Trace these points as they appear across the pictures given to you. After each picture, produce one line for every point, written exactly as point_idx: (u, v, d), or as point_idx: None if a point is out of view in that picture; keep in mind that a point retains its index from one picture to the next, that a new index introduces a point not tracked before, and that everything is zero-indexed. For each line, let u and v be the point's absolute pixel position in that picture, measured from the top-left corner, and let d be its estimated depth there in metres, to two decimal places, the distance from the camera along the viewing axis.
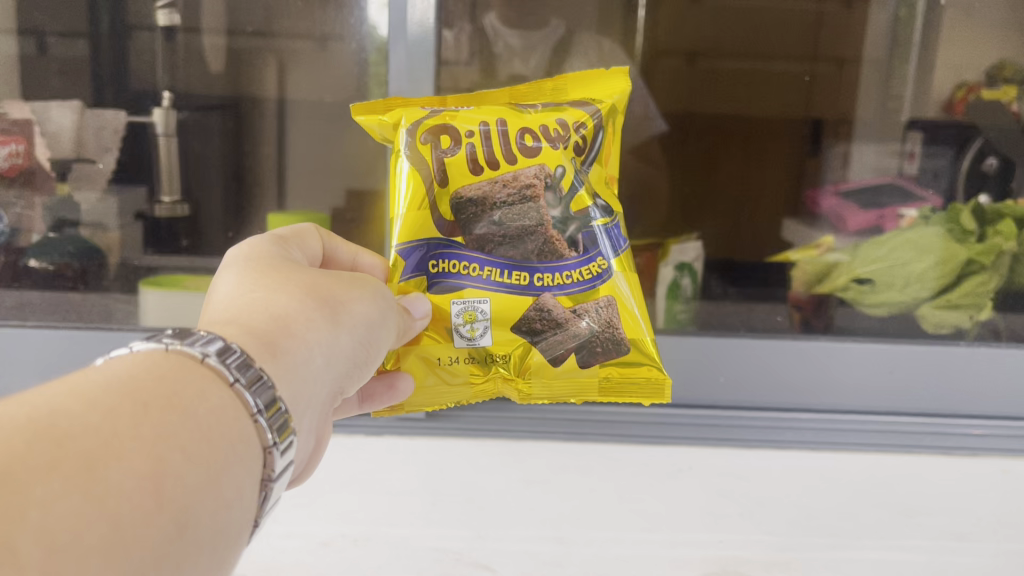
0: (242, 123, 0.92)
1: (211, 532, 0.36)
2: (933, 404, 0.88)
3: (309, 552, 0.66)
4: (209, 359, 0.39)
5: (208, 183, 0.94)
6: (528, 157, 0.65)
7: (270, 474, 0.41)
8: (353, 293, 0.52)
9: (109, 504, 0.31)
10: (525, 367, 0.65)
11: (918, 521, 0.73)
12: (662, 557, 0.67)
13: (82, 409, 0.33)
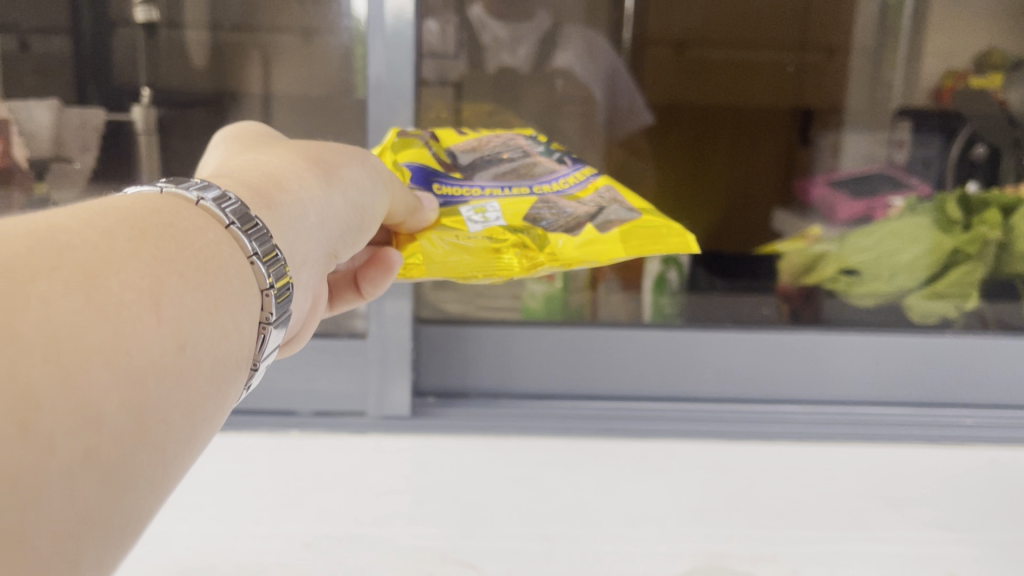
0: (224, 119, 0.92)
1: (217, 365, 0.30)
2: (910, 395, 0.90)
3: (291, 554, 0.66)
4: (204, 202, 0.34)
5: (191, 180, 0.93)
6: (501, 130, 0.72)
7: (269, 316, 0.35)
8: (342, 163, 0.49)
9: (112, 311, 0.26)
10: (544, 242, 0.57)
11: (905, 512, 0.72)
12: (648, 554, 0.66)
13: (77, 225, 0.28)
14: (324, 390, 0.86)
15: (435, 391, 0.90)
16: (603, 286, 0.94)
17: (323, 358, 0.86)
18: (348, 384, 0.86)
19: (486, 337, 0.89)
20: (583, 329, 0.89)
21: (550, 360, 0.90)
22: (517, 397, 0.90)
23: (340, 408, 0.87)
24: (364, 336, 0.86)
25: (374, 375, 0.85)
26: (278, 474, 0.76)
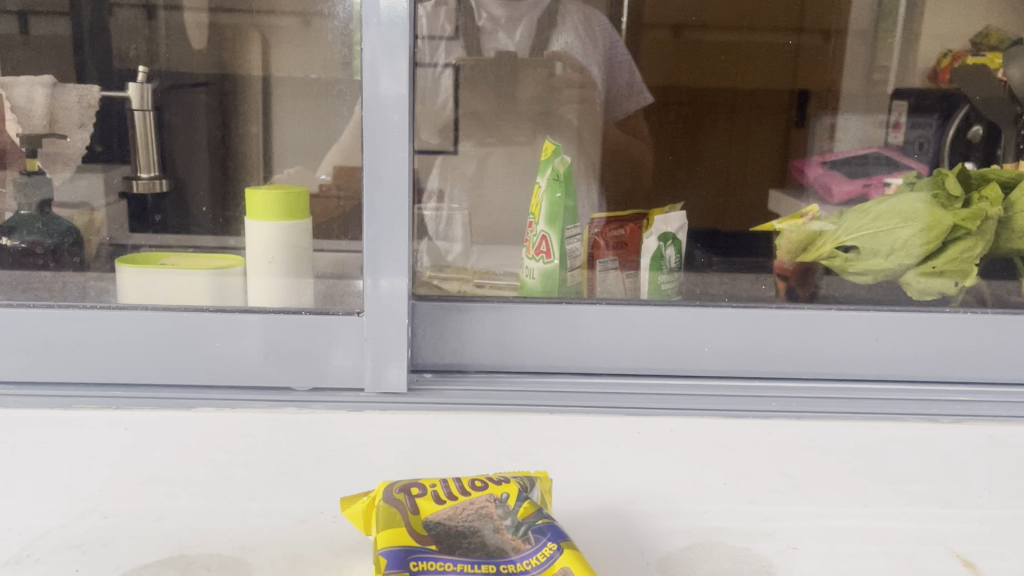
0: (228, 99, 0.92)
1: None
2: (906, 371, 0.91)
3: (285, 527, 0.63)
4: None
5: (191, 159, 0.93)
6: None
7: None
8: None
9: None
10: None
11: (904, 488, 0.72)
12: (647, 528, 0.65)
13: None
14: (321, 367, 0.86)
15: (433, 367, 0.90)
16: (601, 265, 0.93)
17: (318, 335, 0.85)
18: (345, 361, 0.86)
19: (484, 314, 0.88)
20: (580, 304, 0.88)
21: (548, 336, 0.89)
22: (515, 374, 0.90)
23: (337, 385, 0.87)
24: (358, 314, 0.85)
25: (370, 352, 0.85)
26: (273, 449, 0.76)
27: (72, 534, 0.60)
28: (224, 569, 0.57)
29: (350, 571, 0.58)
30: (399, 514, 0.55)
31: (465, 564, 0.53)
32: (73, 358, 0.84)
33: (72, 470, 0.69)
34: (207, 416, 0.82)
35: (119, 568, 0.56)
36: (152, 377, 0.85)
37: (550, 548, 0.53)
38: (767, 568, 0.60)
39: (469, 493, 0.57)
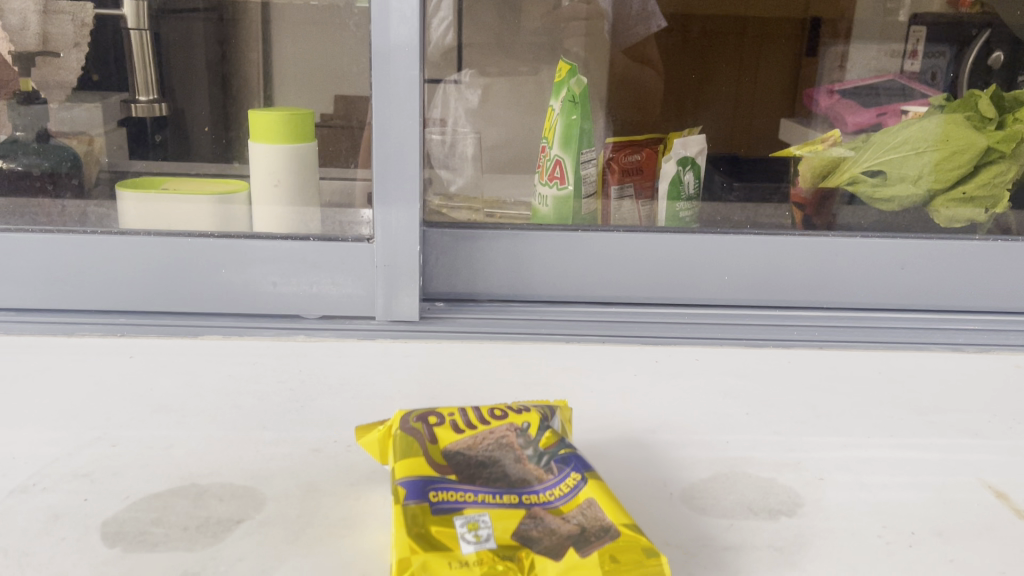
0: (228, 28, 0.82)
1: None
2: (930, 300, 0.88)
3: (297, 458, 0.61)
4: None
5: (191, 86, 0.85)
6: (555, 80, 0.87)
7: None
8: None
9: None
10: None
11: (931, 418, 0.70)
12: (670, 458, 0.63)
13: None
14: (329, 296, 0.84)
15: (445, 296, 0.88)
16: (614, 193, 0.90)
17: (326, 263, 0.82)
18: (354, 289, 0.84)
19: (498, 243, 0.85)
20: (597, 232, 0.85)
21: (562, 263, 0.86)
22: (530, 304, 0.88)
23: (346, 313, 0.84)
24: (369, 240, 0.82)
25: (381, 280, 0.82)
26: (283, 378, 0.74)
27: (78, 464, 0.58)
28: (237, 499, 0.55)
29: (365, 501, 0.55)
30: (418, 442, 0.53)
31: (485, 495, 0.50)
32: (78, 286, 0.82)
33: (78, 398, 0.67)
34: (215, 345, 0.80)
35: (129, 498, 0.54)
36: (157, 305, 0.83)
37: (574, 479, 0.52)
38: (795, 498, 0.58)
39: (489, 422, 0.55)
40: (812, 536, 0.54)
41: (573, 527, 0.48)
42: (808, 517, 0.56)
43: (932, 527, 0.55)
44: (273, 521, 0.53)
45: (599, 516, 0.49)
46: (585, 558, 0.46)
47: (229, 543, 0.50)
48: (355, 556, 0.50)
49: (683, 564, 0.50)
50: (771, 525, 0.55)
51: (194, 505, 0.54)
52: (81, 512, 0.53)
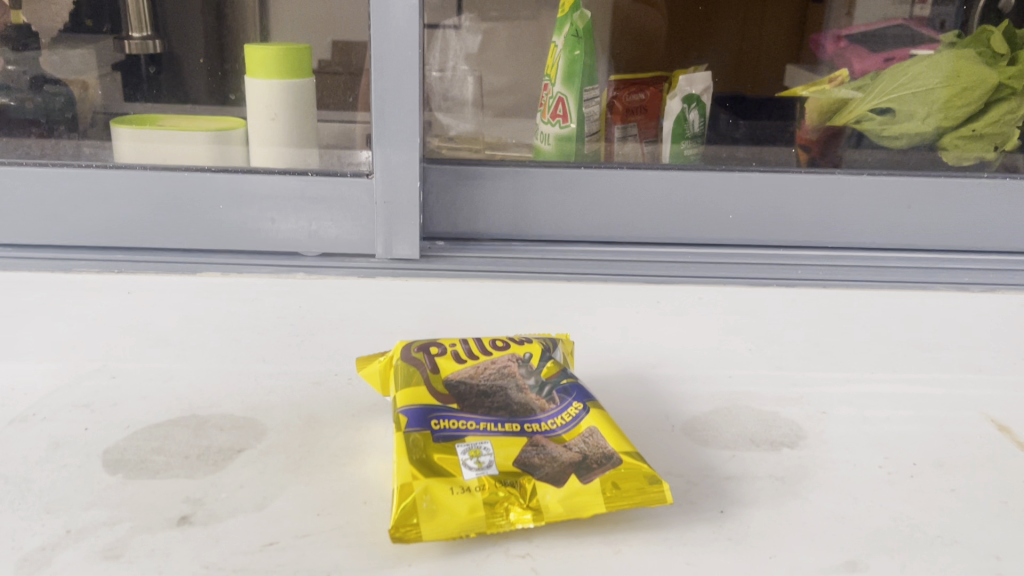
0: None
1: None
2: (936, 240, 0.87)
3: (298, 390, 0.60)
4: None
5: (188, 20, 0.83)
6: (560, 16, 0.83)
7: None
8: None
9: None
10: None
11: (935, 355, 0.70)
12: (671, 392, 0.63)
13: None
14: (328, 233, 0.82)
15: (446, 235, 0.86)
16: (618, 134, 0.89)
17: (325, 200, 0.81)
18: (353, 227, 0.82)
19: (499, 181, 0.84)
20: (599, 169, 0.84)
21: (564, 201, 0.85)
22: (531, 243, 0.87)
23: (346, 251, 0.84)
24: (368, 176, 0.81)
25: (380, 217, 0.81)
26: (283, 314, 0.73)
27: (78, 395, 0.58)
28: (237, 429, 0.55)
29: (366, 431, 0.55)
30: (419, 372, 0.53)
31: (486, 424, 0.50)
32: (75, 222, 0.81)
33: (77, 332, 0.67)
34: (214, 284, 0.79)
35: (129, 427, 0.54)
36: (155, 242, 0.82)
37: (576, 408, 0.51)
38: (796, 431, 0.58)
39: (490, 353, 0.55)
40: (814, 466, 0.53)
41: (574, 456, 0.48)
42: (810, 448, 0.56)
43: (934, 458, 0.55)
44: (274, 451, 0.52)
45: (601, 443, 0.49)
46: (587, 485, 0.46)
47: (230, 471, 0.50)
48: (356, 483, 0.50)
49: (684, 492, 0.50)
50: (773, 456, 0.54)
51: (194, 435, 0.54)
52: (81, 441, 0.52)
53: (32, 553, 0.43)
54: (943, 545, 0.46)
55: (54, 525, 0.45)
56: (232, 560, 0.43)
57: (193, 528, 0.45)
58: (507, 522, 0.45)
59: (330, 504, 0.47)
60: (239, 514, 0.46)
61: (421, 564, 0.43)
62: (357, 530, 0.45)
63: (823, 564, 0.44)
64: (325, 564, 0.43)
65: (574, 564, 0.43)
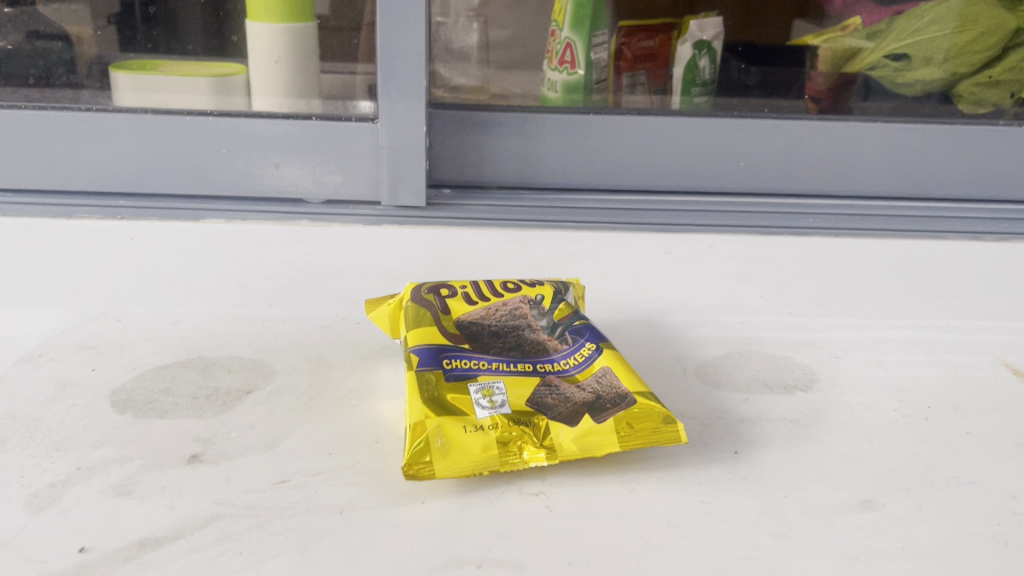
0: None
1: None
2: (950, 189, 0.86)
3: (306, 334, 0.60)
4: None
5: None
6: None
7: None
8: None
9: None
10: None
11: (949, 302, 0.69)
12: (683, 337, 0.62)
13: None
14: (333, 180, 0.81)
15: (452, 182, 0.85)
16: (626, 81, 0.86)
17: (331, 145, 0.80)
18: (358, 174, 0.81)
19: (507, 127, 0.82)
20: (609, 115, 0.82)
21: (573, 148, 0.84)
22: (539, 191, 0.86)
23: (352, 199, 0.82)
24: (372, 120, 0.79)
25: (386, 163, 0.80)
26: (289, 260, 0.72)
27: (84, 336, 0.57)
28: (246, 370, 0.54)
29: (376, 373, 0.55)
30: (430, 312, 0.52)
31: (499, 364, 0.49)
32: (76, 168, 0.79)
33: (81, 276, 0.66)
34: (218, 231, 0.78)
35: (136, 368, 0.54)
36: (157, 188, 0.81)
37: (589, 349, 0.51)
38: (810, 375, 0.57)
39: (502, 294, 0.55)
40: (828, 409, 0.53)
41: (587, 395, 0.47)
42: (823, 392, 0.55)
43: (949, 402, 0.54)
44: (283, 391, 0.52)
45: (615, 383, 0.48)
46: (601, 424, 0.45)
47: (239, 411, 0.50)
48: (367, 423, 0.49)
49: (698, 433, 0.50)
50: (787, 398, 0.54)
51: (202, 376, 0.53)
52: (89, 381, 0.52)
53: (43, 489, 0.42)
54: (959, 485, 0.46)
55: (64, 462, 0.44)
56: (245, 496, 0.42)
57: (204, 465, 0.45)
58: (521, 461, 0.44)
59: (341, 443, 0.47)
60: (250, 452, 0.46)
61: (434, 501, 0.43)
62: (370, 469, 0.45)
63: (839, 502, 0.44)
64: (337, 500, 0.42)
65: (588, 501, 0.43)
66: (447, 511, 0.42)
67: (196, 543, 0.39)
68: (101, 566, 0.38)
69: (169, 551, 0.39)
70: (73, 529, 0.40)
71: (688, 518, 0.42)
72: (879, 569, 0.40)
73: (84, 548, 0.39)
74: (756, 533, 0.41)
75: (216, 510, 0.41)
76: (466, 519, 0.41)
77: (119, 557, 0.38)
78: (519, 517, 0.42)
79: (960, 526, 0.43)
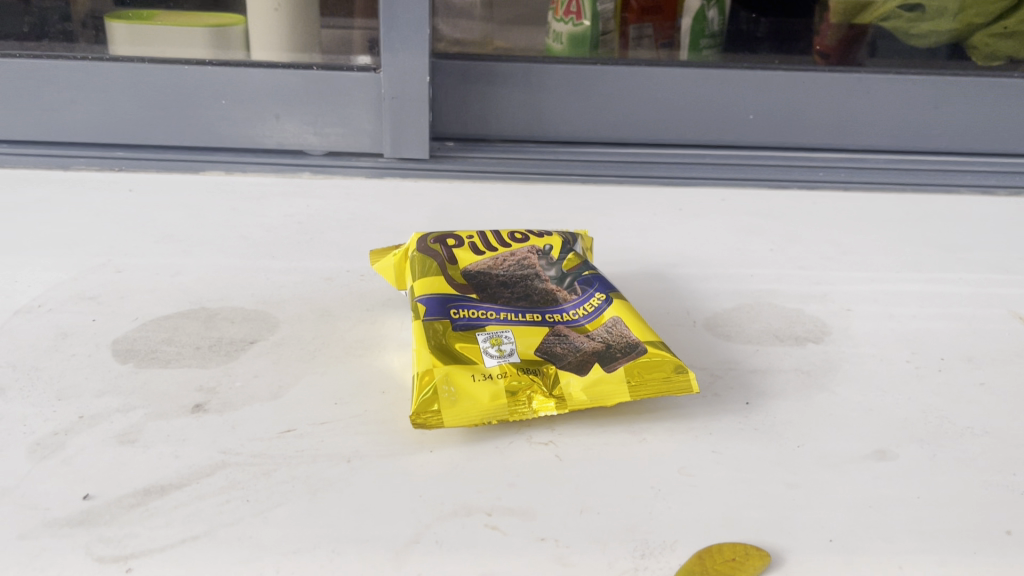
0: None
1: None
2: (962, 143, 0.84)
3: (310, 286, 0.59)
4: None
5: None
6: None
7: None
8: None
9: None
10: None
11: (962, 256, 0.68)
12: (692, 289, 0.61)
13: None
14: (335, 132, 0.80)
15: (456, 135, 0.84)
16: (632, 34, 0.84)
17: (332, 96, 0.78)
18: (360, 126, 0.80)
19: (512, 79, 0.81)
20: (616, 65, 0.80)
21: (578, 100, 0.82)
22: (544, 144, 0.84)
23: (354, 151, 0.81)
24: (374, 70, 0.77)
25: (388, 115, 0.78)
26: (291, 212, 0.71)
27: (85, 287, 0.56)
28: (249, 321, 0.53)
29: (381, 324, 0.54)
30: (436, 262, 0.51)
31: (507, 314, 0.48)
32: (73, 119, 0.78)
33: (80, 227, 0.65)
34: (219, 183, 0.77)
35: (138, 319, 0.53)
36: (155, 140, 0.79)
37: (598, 300, 0.50)
38: (821, 327, 0.56)
39: (509, 245, 0.54)
40: (840, 361, 0.52)
41: (597, 345, 0.47)
42: (835, 343, 0.54)
43: (963, 354, 0.54)
44: (288, 342, 0.51)
45: (625, 333, 0.47)
46: (611, 373, 0.45)
47: (244, 361, 0.49)
48: (373, 374, 0.48)
49: (708, 384, 0.49)
50: (799, 350, 0.53)
51: (205, 326, 0.52)
52: (90, 331, 0.51)
53: (45, 437, 0.42)
54: (974, 435, 0.45)
55: (67, 411, 0.44)
56: (250, 445, 0.42)
57: (208, 415, 0.44)
58: (530, 410, 0.44)
59: (347, 394, 0.46)
60: (255, 402, 0.45)
61: (442, 450, 0.42)
62: (377, 418, 0.44)
63: (853, 452, 0.43)
64: (345, 449, 0.42)
65: (598, 450, 0.42)
66: (456, 460, 0.41)
67: (202, 490, 0.39)
68: (106, 512, 0.37)
69: (174, 498, 0.38)
70: (78, 476, 0.39)
71: (700, 468, 0.42)
72: (894, 517, 0.39)
73: (88, 495, 0.38)
74: (769, 482, 0.41)
75: (221, 459, 0.41)
76: (475, 468, 0.41)
77: (124, 504, 0.37)
78: (529, 466, 0.41)
79: (976, 476, 0.42)
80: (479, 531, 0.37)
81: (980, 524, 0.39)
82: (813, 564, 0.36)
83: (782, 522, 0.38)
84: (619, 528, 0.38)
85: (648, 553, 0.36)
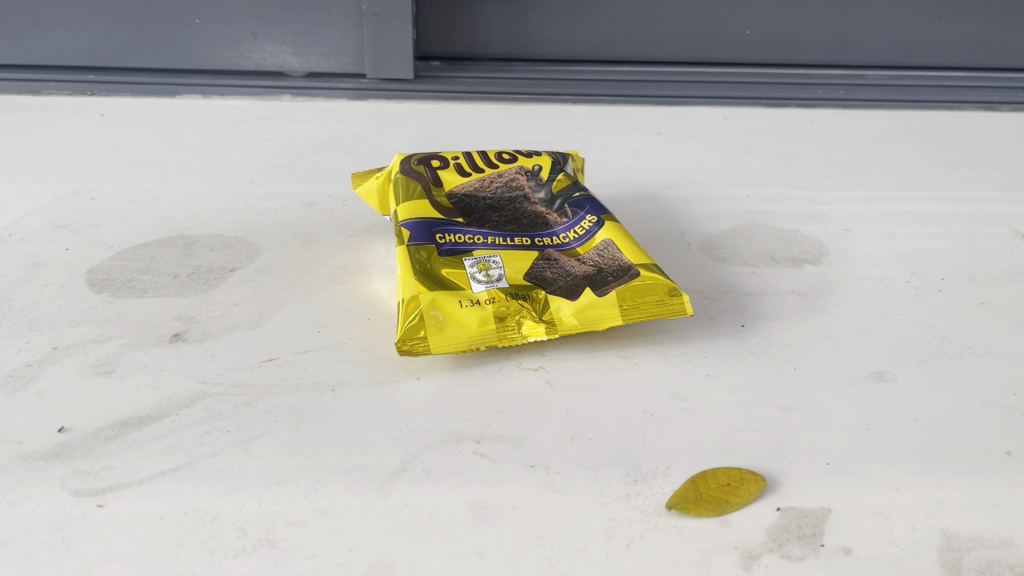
0: None
1: None
2: (966, 58, 0.82)
3: (291, 211, 0.57)
4: None
5: None
6: None
7: None
8: None
9: None
10: None
11: (964, 174, 0.66)
12: (687, 210, 0.60)
13: None
14: (315, 52, 0.76)
15: (442, 54, 0.80)
16: None
17: (310, 14, 0.74)
18: (342, 46, 0.76)
19: None
20: None
21: (569, 16, 0.79)
22: (534, 63, 0.81)
23: (336, 72, 0.78)
24: None
25: (371, 35, 0.75)
26: (272, 136, 0.68)
27: (57, 216, 0.54)
28: (228, 249, 0.51)
29: (365, 250, 0.52)
30: (420, 185, 0.49)
31: (494, 238, 0.47)
32: (40, 39, 0.74)
33: (51, 153, 0.63)
34: (196, 107, 0.74)
35: (113, 248, 0.51)
36: (128, 61, 0.76)
37: (589, 222, 0.48)
38: (819, 248, 0.55)
39: (496, 167, 0.52)
40: (839, 282, 0.51)
41: (589, 269, 0.45)
42: (833, 264, 0.53)
43: (965, 274, 0.52)
44: (268, 269, 0.49)
45: (617, 256, 0.46)
46: (603, 297, 0.43)
47: (224, 289, 0.47)
48: (357, 300, 0.47)
49: (703, 308, 0.48)
50: (796, 272, 0.52)
51: (183, 254, 0.51)
52: (62, 260, 0.49)
53: (18, 369, 0.40)
54: (974, 355, 0.44)
55: (40, 342, 0.42)
56: (231, 375, 0.40)
57: (187, 344, 0.42)
58: (519, 335, 0.42)
59: (331, 321, 0.45)
60: (235, 331, 0.44)
61: (429, 377, 0.41)
62: (362, 346, 0.43)
63: (850, 374, 0.42)
64: (328, 378, 0.40)
65: (589, 376, 0.41)
66: (442, 387, 0.40)
67: (182, 422, 0.37)
68: (83, 445, 0.36)
69: (154, 430, 0.37)
70: (53, 409, 0.38)
71: (694, 392, 0.41)
72: (892, 440, 0.38)
73: (63, 428, 0.37)
74: (765, 407, 0.40)
75: (201, 389, 0.39)
76: (463, 395, 0.40)
77: (102, 437, 0.36)
78: (519, 393, 0.40)
79: (976, 397, 0.41)
80: (467, 460, 0.36)
81: (979, 446, 0.38)
82: (810, 488, 0.35)
83: (778, 446, 0.37)
84: (611, 454, 0.37)
85: (641, 479, 0.35)
